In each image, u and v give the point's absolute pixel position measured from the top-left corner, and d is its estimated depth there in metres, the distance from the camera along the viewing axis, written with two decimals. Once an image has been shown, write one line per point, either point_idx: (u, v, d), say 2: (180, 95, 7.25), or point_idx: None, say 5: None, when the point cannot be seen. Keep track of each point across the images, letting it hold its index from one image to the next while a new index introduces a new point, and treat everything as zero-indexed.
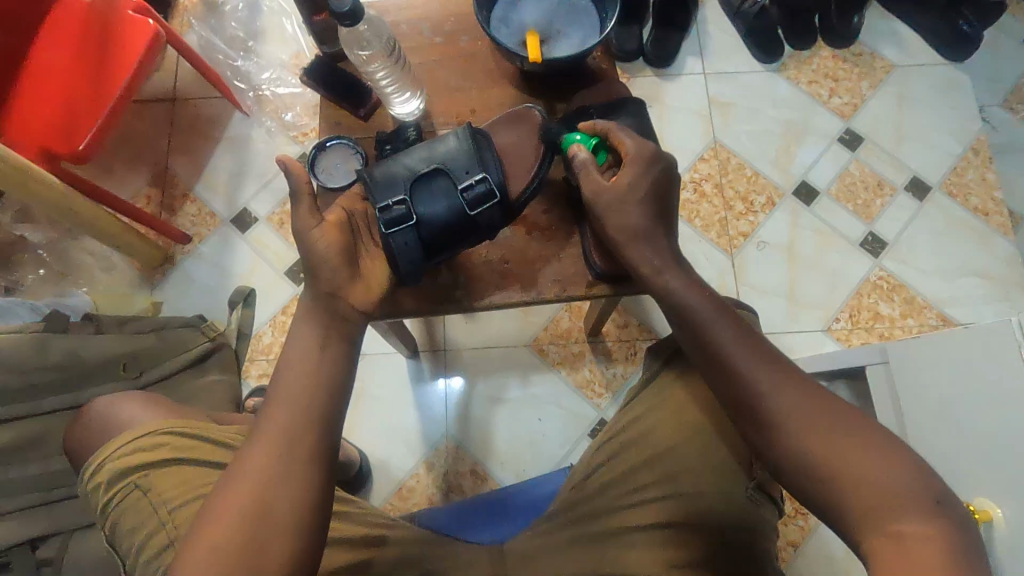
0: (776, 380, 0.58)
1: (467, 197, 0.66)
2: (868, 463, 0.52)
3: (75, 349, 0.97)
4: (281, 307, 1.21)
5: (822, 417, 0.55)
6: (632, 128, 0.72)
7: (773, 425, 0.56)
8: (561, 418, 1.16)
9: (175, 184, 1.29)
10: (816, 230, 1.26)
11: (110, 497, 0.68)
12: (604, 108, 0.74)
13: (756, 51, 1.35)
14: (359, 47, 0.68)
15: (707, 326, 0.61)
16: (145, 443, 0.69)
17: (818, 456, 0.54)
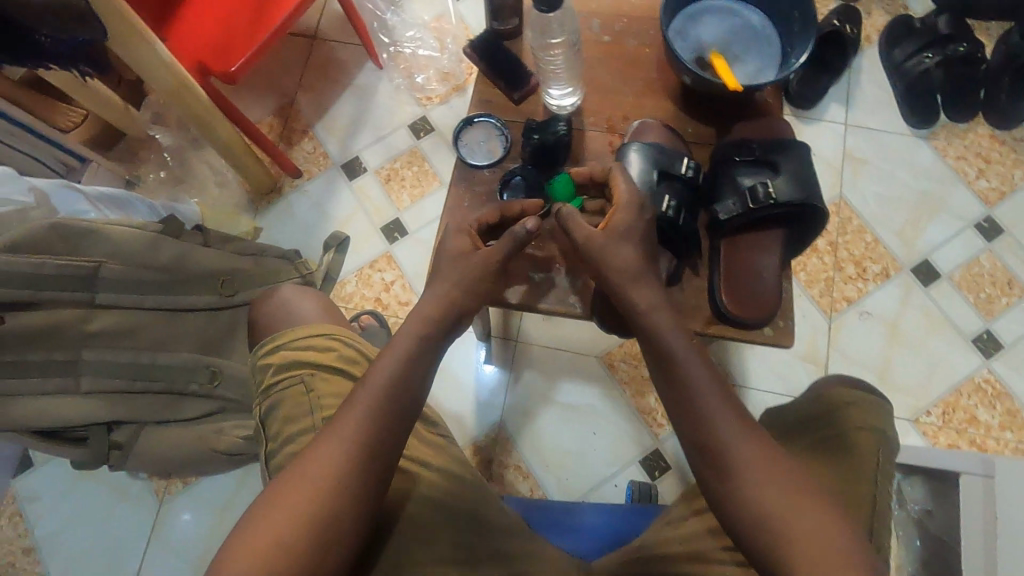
0: (741, 434, 0.55)
1: (697, 176, 0.68)
2: (840, 547, 0.48)
3: (182, 254, 1.02)
4: (369, 260, 1.23)
5: (784, 479, 0.52)
6: (794, 171, 0.66)
7: (728, 479, 0.54)
8: (616, 438, 1.14)
9: (297, 119, 1.33)
10: (928, 314, 1.18)
11: (275, 379, 0.71)
12: (769, 144, 0.69)
13: (908, 113, 1.27)
14: (545, 32, 0.69)
15: (672, 360, 0.59)
16: (321, 343, 0.74)
17: (767, 513, 0.51)
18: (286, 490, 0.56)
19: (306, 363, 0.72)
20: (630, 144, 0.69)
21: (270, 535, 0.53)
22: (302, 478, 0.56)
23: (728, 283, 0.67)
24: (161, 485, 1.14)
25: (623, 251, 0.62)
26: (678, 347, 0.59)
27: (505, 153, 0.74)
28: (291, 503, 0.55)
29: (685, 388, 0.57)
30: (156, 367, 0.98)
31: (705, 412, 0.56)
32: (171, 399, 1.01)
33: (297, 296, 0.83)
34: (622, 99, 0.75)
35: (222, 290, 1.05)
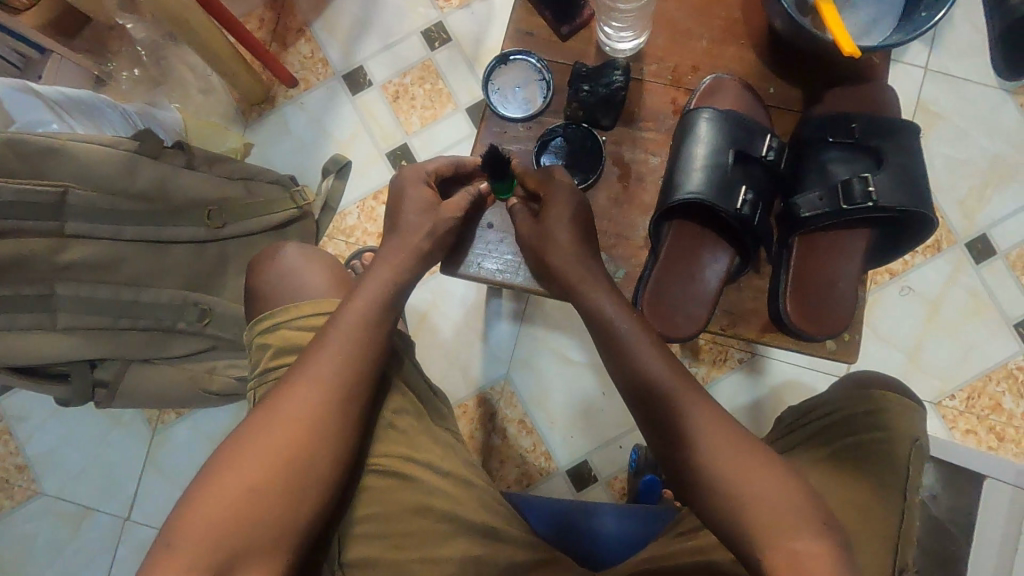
0: (696, 402, 0.54)
1: (777, 160, 0.58)
2: (789, 507, 0.49)
3: (164, 179, 0.89)
4: (372, 190, 1.11)
5: (738, 444, 0.52)
6: (899, 165, 0.56)
7: (683, 447, 0.53)
8: (626, 400, 1.09)
9: (292, 14, 1.14)
10: (973, 293, 1.10)
11: (274, 363, 0.63)
12: (870, 126, 0.57)
13: (1001, 61, 1.10)
14: None
15: (634, 334, 0.57)
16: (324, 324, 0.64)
17: (728, 481, 0.51)
18: (240, 452, 0.52)
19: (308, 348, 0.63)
20: (700, 110, 0.58)
21: (227, 502, 0.49)
22: (258, 439, 0.52)
23: (796, 290, 0.59)
24: (153, 413, 1.11)
25: (562, 238, 0.58)
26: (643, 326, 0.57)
27: (545, 105, 0.61)
28: (245, 470, 0.51)
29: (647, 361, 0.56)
30: (140, 304, 0.90)
31: (668, 383, 0.55)
32: (158, 337, 0.93)
33: (304, 256, 0.71)
34: (693, 45, 0.61)
35: (209, 223, 0.95)
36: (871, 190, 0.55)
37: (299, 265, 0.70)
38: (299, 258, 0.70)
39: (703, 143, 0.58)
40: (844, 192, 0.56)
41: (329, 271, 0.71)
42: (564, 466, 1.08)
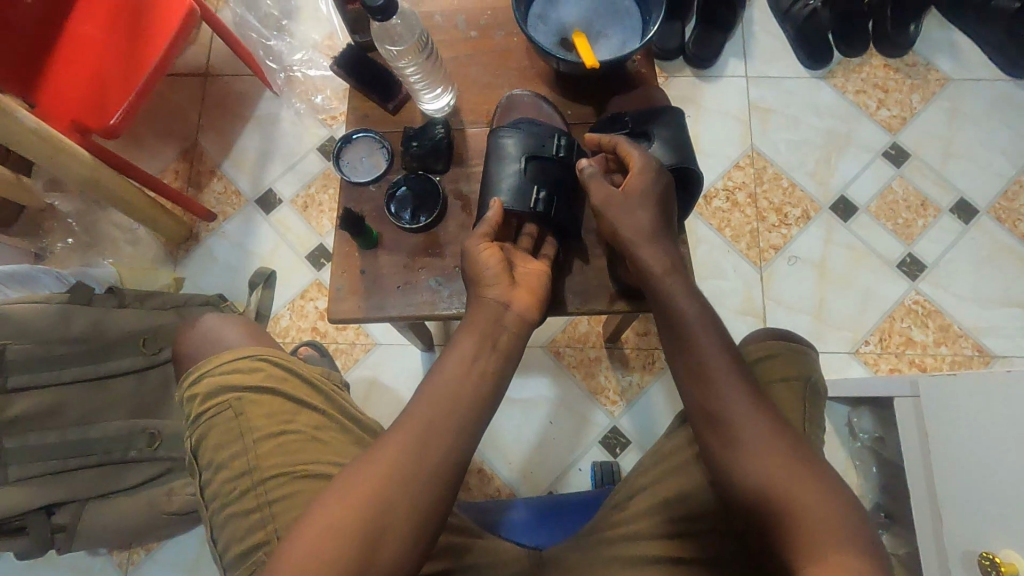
0: (737, 397, 0.59)
1: (565, 156, 0.70)
2: (822, 511, 0.54)
3: (97, 321, 0.98)
4: (300, 291, 1.22)
5: (782, 452, 0.57)
6: (668, 140, 0.69)
7: (734, 445, 0.58)
8: (573, 423, 1.14)
9: (203, 161, 1.29)
10: (851, 247, 1.21)
11: (201, 409, 0.66)
12: (641, 114, 0.70)
13: (803, 56, 1.30)
14: (391, 43, 0.66)
15: (686, 321, 0.63)
16: (242, 365, 0.67)
17: (772, 478, 0.56)
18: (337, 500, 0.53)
19: (230, 388, 0.66)
20: (499, 131, 0.70)
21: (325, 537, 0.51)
22: (359, 484, 0.54)
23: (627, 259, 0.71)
24: (123, 556, 1.11)
25: (641, 213, 0.66)
26: (691, 320, 0.63)
27: (388, 166, 0.73)
28: (362, 487, 0.53)
29: (700, 364, 0.61)
30: (89, 441, 0.95)
31: (720, 380, 0.60)
32: (111, 470, 0.98)
33: (220, 317, 0.74)
34: (498, 92, 0.75)
35: (145, 350, 1.02)
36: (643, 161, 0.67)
37: (215, 324, 0.73)
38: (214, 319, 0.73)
39: (505, 156, 0.69)
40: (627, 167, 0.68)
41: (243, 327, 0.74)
42: None
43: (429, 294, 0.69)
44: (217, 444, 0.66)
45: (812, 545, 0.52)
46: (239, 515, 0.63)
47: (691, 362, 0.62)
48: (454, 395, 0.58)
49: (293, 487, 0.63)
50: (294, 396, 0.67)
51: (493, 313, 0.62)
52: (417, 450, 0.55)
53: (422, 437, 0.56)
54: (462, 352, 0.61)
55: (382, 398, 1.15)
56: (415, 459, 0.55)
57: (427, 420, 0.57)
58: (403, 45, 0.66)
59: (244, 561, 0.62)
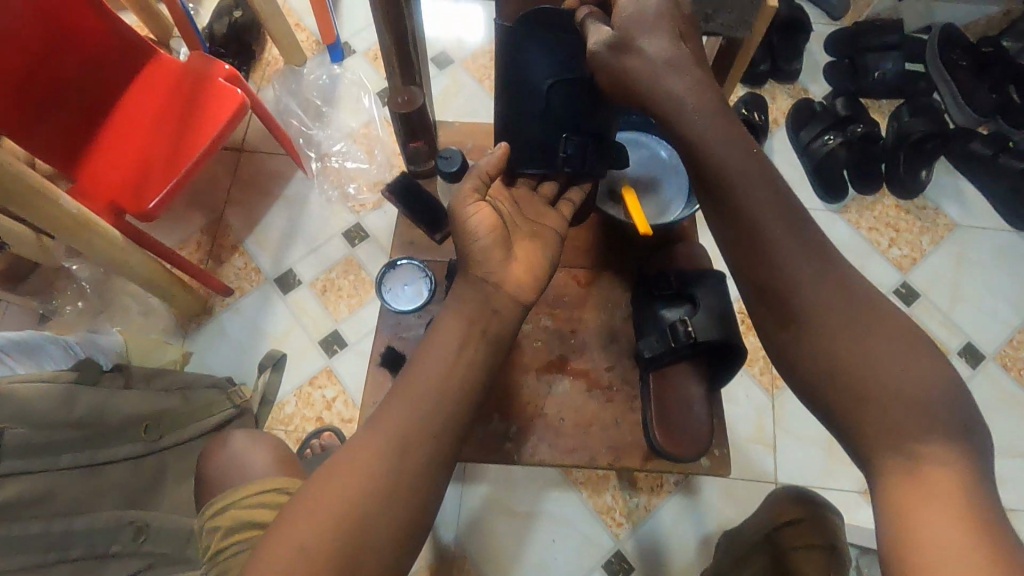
0: (796, 263, 0.58)
1: (571, 88, 0.69)
2: (903, 386, 0.52)
3: (102, 405, 0.95)
4: (309, 377, 1.19)
5: (852, 326, 0.55)
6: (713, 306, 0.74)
7: (795, 310, 0.57)
8: (576, 543, 1.11)
9: (226, 234, 1.30)
10: None
11: (221, 544, 0.63)
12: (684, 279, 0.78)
13: (820, 190, 1.35)
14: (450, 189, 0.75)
15: (738, 200, 0.61)
16: (269, 498, 0.65)
17: (842, 354, 0.54)
18: (336, 483, 0.53)
19: (255, 524, 0.63)
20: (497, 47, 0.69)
21: (327, 521, 0.51)
22: (356, 462, 0.54)
23: (660, 419, 0.74)
24: None
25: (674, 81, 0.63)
26: (759, 211, 0.60)
27: (430, 295, 0.74)
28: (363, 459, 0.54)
29: (764, 245, 0.59)
30: (70, 534, 0.88)
31: (781, 256, 0.59)
32: None
33: (249, 438, 0.73)
34: None
35: (146, 436, 1.00)
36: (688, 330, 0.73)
37: (246, 445, 0.71)
38: (242, 439, 0.72)
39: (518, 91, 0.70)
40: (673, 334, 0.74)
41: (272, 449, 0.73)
42: None
43: None
44: None
45: (894, 428, 0.51)
46: None
47: (753, 250, 0.60)
48: (441, 383, 0.58)
49: None
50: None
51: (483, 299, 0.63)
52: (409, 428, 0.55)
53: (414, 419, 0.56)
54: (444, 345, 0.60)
55: None
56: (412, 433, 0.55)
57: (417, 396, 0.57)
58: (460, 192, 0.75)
59: None
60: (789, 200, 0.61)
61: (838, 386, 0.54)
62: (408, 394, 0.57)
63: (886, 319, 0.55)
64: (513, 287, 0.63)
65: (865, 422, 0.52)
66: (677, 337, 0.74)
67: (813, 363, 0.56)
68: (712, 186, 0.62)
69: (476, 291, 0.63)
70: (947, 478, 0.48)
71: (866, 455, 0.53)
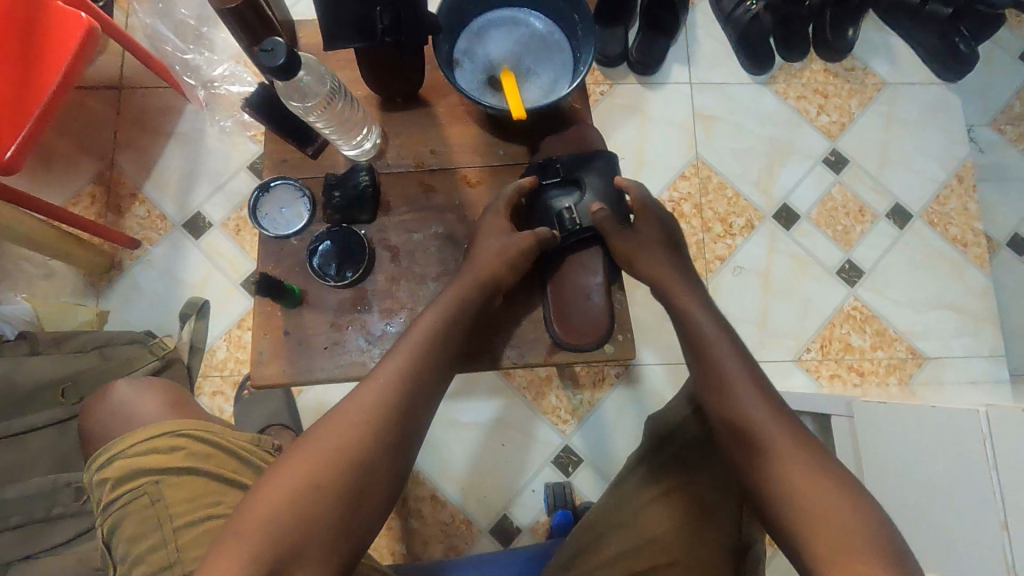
0: (756, 403, 0.64)
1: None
2: (841, 512, 0.55)
3: (8, 372, 0.92)
4: (236, 320, 1.16)
5: (806, 455, 0.60)
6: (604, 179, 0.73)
7: (750, 434, 0.63)
8: (524, 444, 1.14)
9: (121, 183, 1.20)
10: (793, 255, 1.23)
11: (113, 495, 0.63)
12: (572, 161, 0.72)
13: (746, 61, 1.29)
14: (298, 99, 0.58)
15: (711, 348, 0.69)
16: (157, 445, 0.64)
17: (788, 482, 0.59)
18: (288, 484, 0.53)
19: (146, 472, 0.63)
20: None
21: (281, 511, 0.52)
22: (308, 463, 0.54)
23: (559, 315, 0.71)
24: None
25: None
26: (728, 366, 0.67)
27: (311, 215, 0.68)
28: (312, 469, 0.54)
29: (724, 377, 0.67)
30: (6, 503, 0.89)
31: (742, 389, 0.65)
32: (30, 533, 0.90)
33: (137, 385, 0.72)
34: (426, 133, 0.71)
35: (65, 400, 0.96)
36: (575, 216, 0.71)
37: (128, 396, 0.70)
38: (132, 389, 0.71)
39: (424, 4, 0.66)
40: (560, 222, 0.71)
41: (164, 394, 0.72)
42: (486, 526, 1.10)
43: (358, 353, 0.66)
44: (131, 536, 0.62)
45: (806, 498, 0.57)
46: None
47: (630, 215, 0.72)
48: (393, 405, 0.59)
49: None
50: (219, 475, 0.64)
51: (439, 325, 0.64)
52: (360, 462, 0.55)
53: (365, 432, 0.57)
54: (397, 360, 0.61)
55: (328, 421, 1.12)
56: (356, 454, 0.55)
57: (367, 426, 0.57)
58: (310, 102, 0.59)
59: None
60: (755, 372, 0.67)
61: (763, 468, 0.61)
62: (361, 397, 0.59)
63: (829, 460, 0.60)
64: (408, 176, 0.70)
65: (804, 534, 0.56)
66: (566, 226, 0.71)
67: (764, 483, 0.61)
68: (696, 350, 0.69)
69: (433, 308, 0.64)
70: None
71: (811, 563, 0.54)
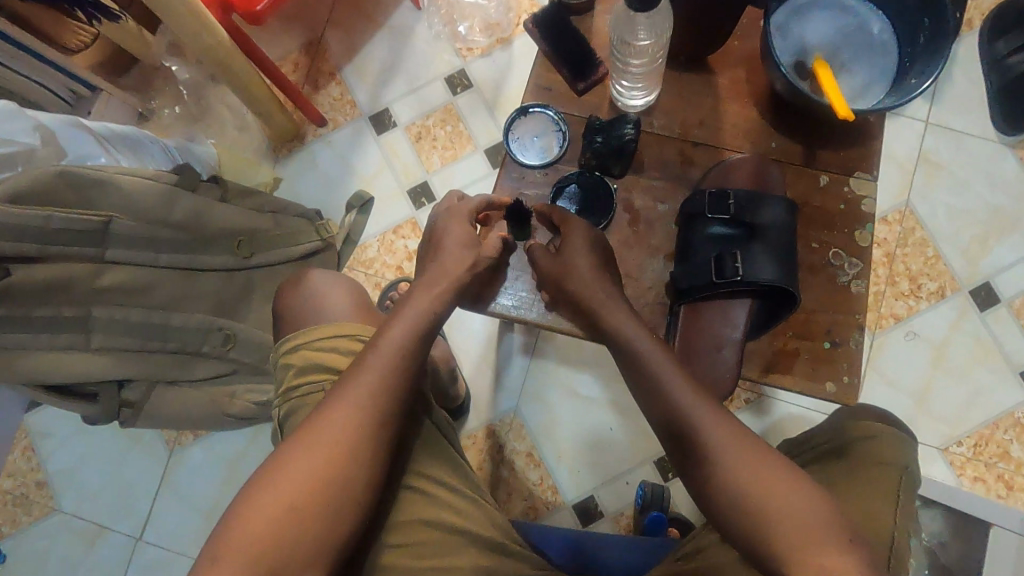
0: (714, 424, 0.55)
1: None
2: (805, 513, 0.49)
3: (200, 211, 0.95)
4: (394, 224, 1.16)
5: (760, 461, 0.53)
6: (783, 227, 0.63)
7: (704, 455, 0.54)
8: (633, 434, 1.11)
9: (325, 59, 1.21)
10: (977, 339, 1.11)
11: (296, 380, 0.66)
12: (747, 197, 0.63)
13: (1000, 116, 1.14)
14: (636, 35, 0.61)
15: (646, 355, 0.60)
16: (344, 347, 0.67)
17: (749, 497, 0.51)
18: (260, 503, 0.52)
19: (325, 369, 0.66)
20: None
21: (265, 513, 0.51)
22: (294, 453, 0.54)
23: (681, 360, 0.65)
24: (171, 434, 1.14)
25: None
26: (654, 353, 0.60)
27: (559, 153, 0.70)
28: (280, 485, 0.52)
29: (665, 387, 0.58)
30: (169, 328, 0.93)
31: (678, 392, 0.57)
32: (182, 359, 0.97)
33: (328, 281, 0.77)
34: (701, 101, 0.67)
35: (239, 252, 1.00)
36: (738, 265, 0.62)
37: (319, 290, 0.75)
38: (326, 280, 0.76)
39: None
40: (717, 268, 0.63)
41: (347, 296, 0.75)
42: (571, 499, 1.09)
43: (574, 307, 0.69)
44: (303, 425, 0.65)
45: (777, 510, 0.50)
46: None
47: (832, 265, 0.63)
48: (355, 410, 0.57)
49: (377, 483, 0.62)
50: None
51: (412, 340, 0.62)
52: (329, 456, 0.54)
53: (330, 442, 0.56)
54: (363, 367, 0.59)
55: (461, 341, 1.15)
56: (321, 458, 0.54)
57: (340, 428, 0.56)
58: (646, 42, 0.61)
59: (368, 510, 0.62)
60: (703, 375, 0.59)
61: (721, 487, 0.53)
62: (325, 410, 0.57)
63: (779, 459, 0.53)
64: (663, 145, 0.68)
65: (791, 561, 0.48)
66: (722, 271, 0.63)
67: (740, 512, 0.51)
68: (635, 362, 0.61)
69: (399, 321, 0.62)
70: None
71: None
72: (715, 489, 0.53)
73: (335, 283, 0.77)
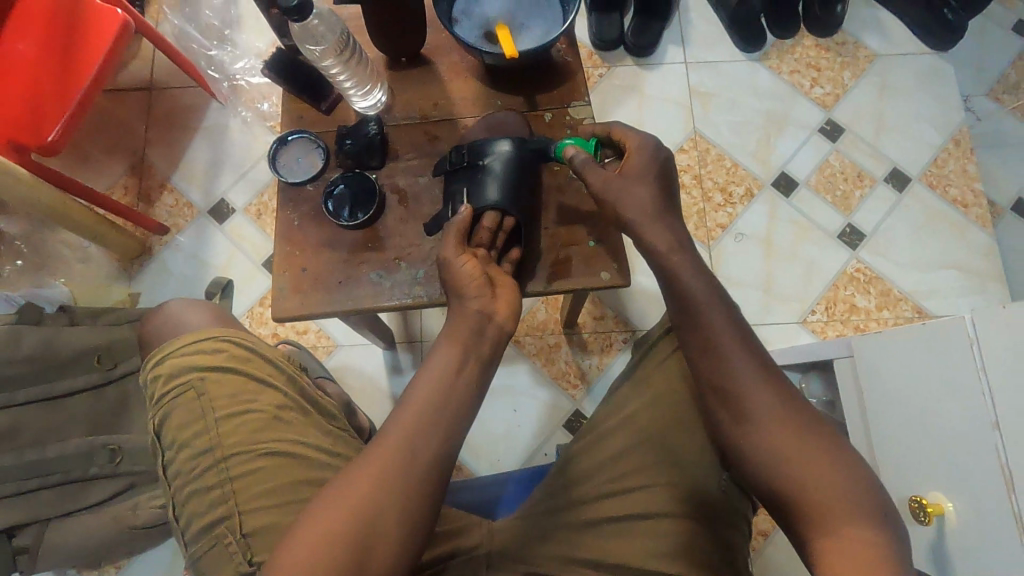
0: (748, 367, 0.60)
1: None
2: (830, 478, 0.55)
3: (49, 339, 0.98)
4: (258, 298, 1.21)
5: (796, 420, 0.58)
6: (504, 160, 0.73)
7: (744, 403, 0.59)
8: (537, 409, 1.16)
9: (152, 174, 1.29)
10: (795, 222, 1.25)
11: (163, 389, 0.70)
12: (470, 149, 0.74)
13: (738, 40, 1.34)
14: (314, 43, 0.70)
15: (694, 297, 0.63)
16: (207, 347, 0.71)
17: (775, 445, 0.57)
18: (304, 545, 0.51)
19: (195, 367, 0.70)
20: None
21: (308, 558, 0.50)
22: (343, 502, 0.52)
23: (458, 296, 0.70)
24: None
25: None
26: (698, 297, 0.63)
27: (324, 164, 0.78)
28: (322, 529, 0.52)
29: (712, 336, 0.62)
30: (45, 461, 0.94)
31: (722, 341, 0.61)
32: (73, 489, 0.96)
33: (187, 304, 0.80)
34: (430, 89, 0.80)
35: (101, 365, 1.01)
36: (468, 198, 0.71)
37: (180, 309, 0.79)
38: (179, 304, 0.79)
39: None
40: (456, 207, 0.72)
41: (208, 311, 0.80)
42: None
43: (372, 287, 0.74)
44: (178, 423, 0.69)
45: (796, 465, 0.57)
46: (200, 492, 0.66)
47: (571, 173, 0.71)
48: (414, 451, 0.55)
49: (261, 461, 0.66)
50: (259, 377, 0.71)
51: (450, 365, 0.60)
52: (376, 495, 0.53)
53: (391, 476, 0.54)
54: (422, 403, 0.57)
55: (351, 387, 1.18)
56: (371, 502, 0.53)
57: (387, 458, 0.55)
58: (325, 45, 0.70)
59: (206, 533, 0.65)
60: (743, 321, 0.63)
61: (753, 431, 0.59)
62: (383, 446, 0.55)
63: (815, 419, 0.59)
64: (413, 130, 0.79)
65: (805, 512, 0.55)
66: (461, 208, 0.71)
67: (761, 453, 0.58)
68: (677, 303, 0.64)
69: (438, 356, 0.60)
70: (874, 557, 0.51)
71: (804, 533, 0.55)
72: (748, 438, 0.59)
73: (194, 301, 0.82)
